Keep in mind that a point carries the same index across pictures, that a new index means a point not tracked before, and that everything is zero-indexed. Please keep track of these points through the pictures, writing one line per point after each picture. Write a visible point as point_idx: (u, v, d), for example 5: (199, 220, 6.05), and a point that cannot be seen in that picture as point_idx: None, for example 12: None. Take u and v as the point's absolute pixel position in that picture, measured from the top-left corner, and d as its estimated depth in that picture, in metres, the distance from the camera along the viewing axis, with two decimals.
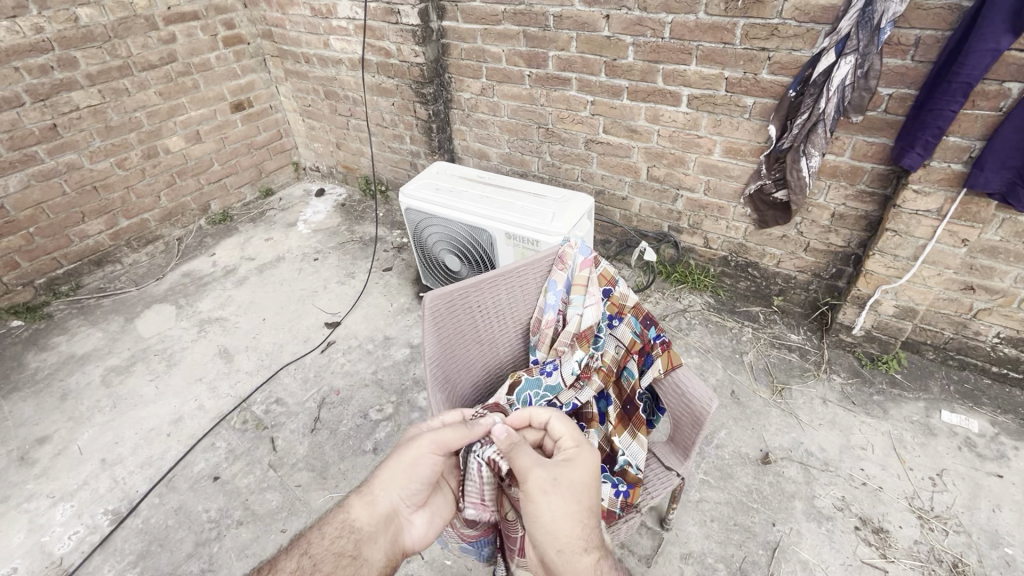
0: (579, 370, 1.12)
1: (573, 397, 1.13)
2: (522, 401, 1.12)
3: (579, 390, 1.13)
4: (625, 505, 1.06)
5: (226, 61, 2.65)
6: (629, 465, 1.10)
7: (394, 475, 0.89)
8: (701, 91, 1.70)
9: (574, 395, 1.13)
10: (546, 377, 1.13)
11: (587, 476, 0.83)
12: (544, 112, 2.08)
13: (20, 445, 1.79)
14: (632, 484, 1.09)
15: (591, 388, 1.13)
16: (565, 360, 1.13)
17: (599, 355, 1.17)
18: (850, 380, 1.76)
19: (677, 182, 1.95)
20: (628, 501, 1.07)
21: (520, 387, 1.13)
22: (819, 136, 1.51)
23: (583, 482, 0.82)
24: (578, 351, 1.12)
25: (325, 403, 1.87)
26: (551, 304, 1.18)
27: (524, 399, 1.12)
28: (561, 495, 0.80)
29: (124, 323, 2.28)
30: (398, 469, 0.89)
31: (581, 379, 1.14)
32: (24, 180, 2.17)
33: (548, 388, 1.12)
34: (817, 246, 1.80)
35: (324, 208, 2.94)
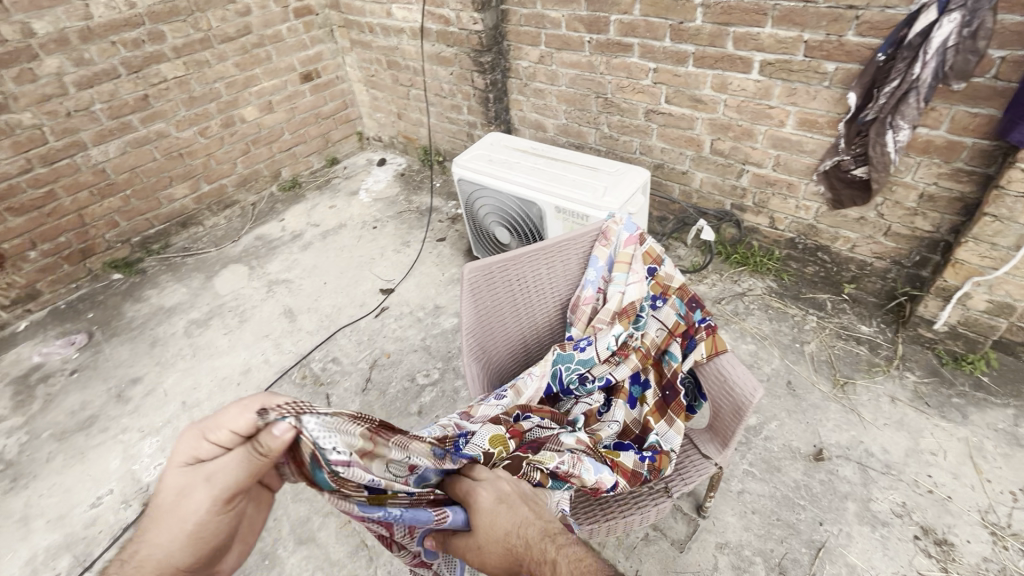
0: (615, 347, 1.09)
1: (607, 372, 1.11)
2: (552, 375, 1.12)
3: (613, 366, 1.11)
4: (652, 466, 1.03)
5: (296, 32, 2.74)
6: (660, 443, 1.07)
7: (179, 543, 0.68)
8: (776, 56, 1.55)
9: (608, 369, 1.11)
10: (580, 352, 1.11)
11: (489, 512, 0.78)
12: (603, 81, 2.00)
13: (118, 383, 2.03)
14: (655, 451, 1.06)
15: (627, 365, 1.11)
16: (600, 336, 1.10)
17: (639, 335, 1.13)
18: (925, 379, 1.61)
19: (743, 156, 1.82)
20: (656, 463, 1.03)
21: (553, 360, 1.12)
22: (910, 106, 1.34)
23: (496, 515, 0.78)
24: (617, 326, 1.09)
25: (376, 365, 1.96)
26: (591, 280, 1.15)
27: (557, 373, 1.12)
28: (490, 544, 0.76)
29: (204, 280, 2.49)
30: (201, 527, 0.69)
31: (617, 355, 1.11)
32: (121, 147, 2.38)
33: (581, 364, 1.10)
34: (900, 230, 1.63)
35: (385, 178, 3.02)
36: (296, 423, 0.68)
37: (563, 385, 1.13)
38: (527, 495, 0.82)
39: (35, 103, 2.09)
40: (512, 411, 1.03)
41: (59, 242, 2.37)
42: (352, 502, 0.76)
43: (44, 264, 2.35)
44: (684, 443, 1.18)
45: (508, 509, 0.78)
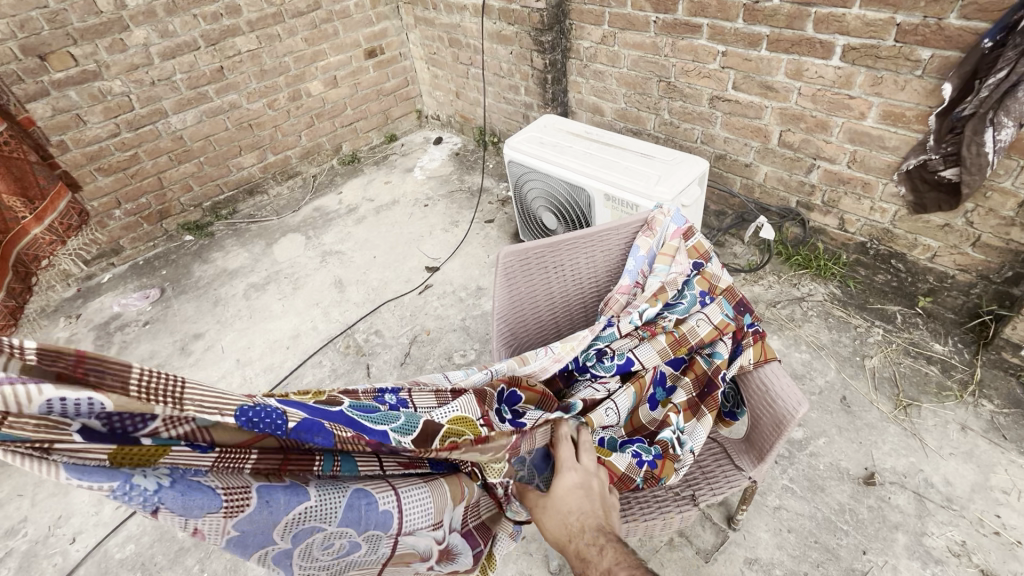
0: (639, 323, 1.03)
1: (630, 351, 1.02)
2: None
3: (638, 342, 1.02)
4: (651, 472, 0.92)
5: (363, 8, 2.79)
6: (672, 442, 0.95)
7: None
8: (862, 41, 1.41)
9: (631, 346, 1.02)
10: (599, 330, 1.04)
11: (568, 491, 0.81)
12: (667, 64, 1.90)
13: (182, 337, 2.19)
14: (660, 456, 0.94)
15: (653, 346, 1.01)
16: (624, 315, 1.04)
17: (674, 319, 1.04)
18: (1004, 409, 1.45)
19: (814, 150, 1.68)
20: (654, 472, 0.92)
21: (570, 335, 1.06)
22: (1018, 101, 1.18)
23: (569, 493, 0.81)
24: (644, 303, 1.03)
25: (415, 341, 2.00)
26: (630, 270, 1.09)
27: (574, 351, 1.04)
28: (554, 514, 0.79)
29: (265, 247, 2.62)
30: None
31: (644, 333, 1.03)
32: (198, 116, 2.53)
33: (600, 340, 1.03)
34: (991, 241, 1.45)
35: (440, 156, 3.05)
36: None
37: (578, 367, 1.04)
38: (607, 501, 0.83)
39: (125, 72, 2.25)
40: (497, 384, 0.96)
41: (140, 203, 2.56)
42: (56, 461, 0.53)
43: (127, 222, 2.56)
44: (717, 451, 1.12)
45: (586, 498, 0.80)
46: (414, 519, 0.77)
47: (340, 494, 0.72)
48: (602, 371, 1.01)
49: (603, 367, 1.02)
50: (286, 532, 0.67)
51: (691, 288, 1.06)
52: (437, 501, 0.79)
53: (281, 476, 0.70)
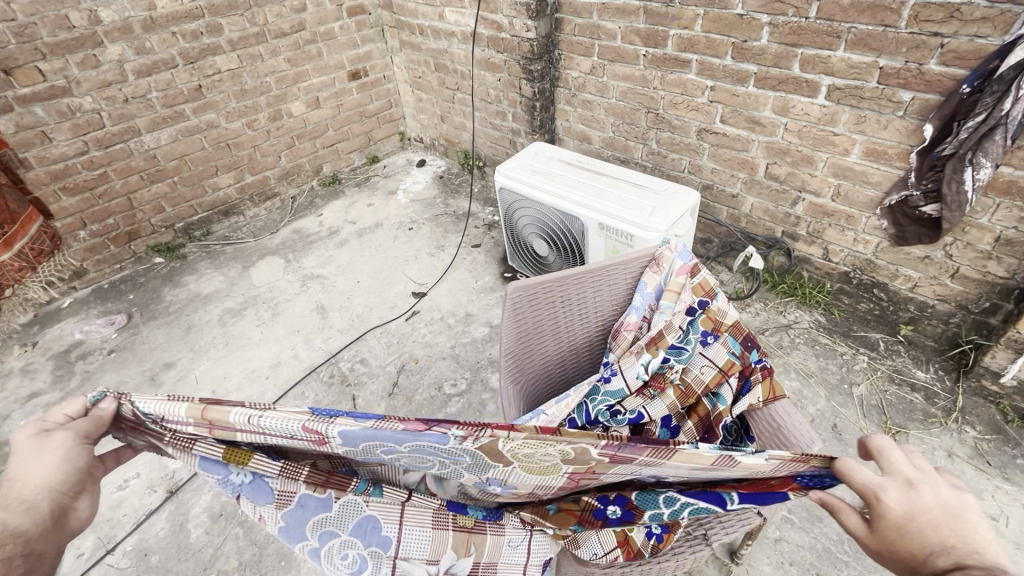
0: (644, 377, 1.06)
1: (640, 405, 1.07)
2: (578, 410, 1.10)
3: (648, 399, 1.08)
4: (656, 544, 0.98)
5: (348, 31, 2.77)
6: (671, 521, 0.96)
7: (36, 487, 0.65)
8: (846, 82, 1.47)
9: (642, 403, 1.08)
10: (606, 383, 1.09)
11: (901, 518, 0.60)
12: (656, 96, 1.94)
13: (152, 367, 2.07)
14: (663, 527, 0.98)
15: (663, 401, 1.06)
16: (629, 365, 1.07)
17: (680, 369, 1.06)
18: (986, 436, 1.50)
19: (799, 183, 1.73)
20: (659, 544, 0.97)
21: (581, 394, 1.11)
22: (995, 143, 1.25)
23: (901, 522, 0.59)
24: (646, 355, 1.06)
25: (404, 369, 1.94)
26: (637, 306, 1.11)
27: (584, 408, 1.10)
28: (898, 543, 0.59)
29: (241, 270, 2.52)
30: (7, 509, 0.63)
31: (652, 387, 1.07)
32: (173, 135, 2.44)
33: (608, 395, 1.08)
34: (969, 274, 1.51)
35: (424, 179, 3.03)
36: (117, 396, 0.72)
37: (592, 421, 1.09)
38: (949, 510, 0.58)
39: (96, 88, 2.15)
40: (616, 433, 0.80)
41: (107, 224, 2.43)
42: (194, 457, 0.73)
43: (92, 244, 2.42)
44: None
45: (934, 524, 0.58)
46: (410, 546, 0.83)
47: (360, 511, 0.81)
48: (621, 423, 1.08)
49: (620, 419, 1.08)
50: (314, 531, 0.80)
51: (694, 329, 1.07)
52: (434, 542, 0.85)
53: (321, 491, 0.80)
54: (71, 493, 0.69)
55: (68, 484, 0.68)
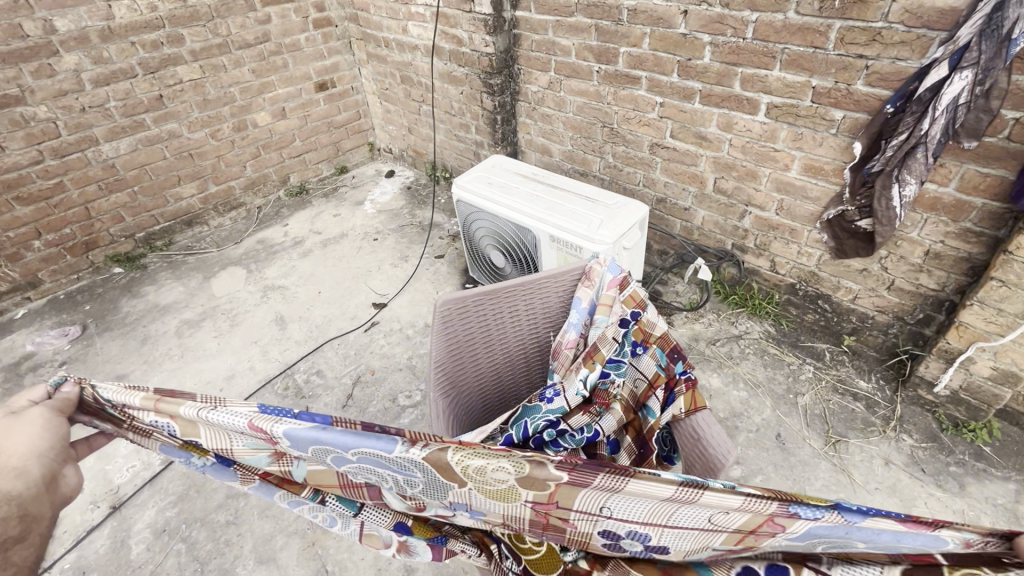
0: (586, 394, 0.99)
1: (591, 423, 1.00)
2: (516, 427, 0.98)
3: (596, 417, 1.01)
4: None
5: (314, 43, 2.78)
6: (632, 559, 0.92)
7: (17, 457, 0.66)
8: (783, 100, 1.52)
9: (590, 420, 1.00)
10: (547, 402, 1.01)
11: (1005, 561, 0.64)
12: (610, 111, 1.98)
13: (103, 380, 2.03)
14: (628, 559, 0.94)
15: (612, 417, 1.01)
16: (569, 382, 1.01)
17: (619, 382, 1.03)
18: (923, 444, 1.53)
19: (745, 198, 1.78)
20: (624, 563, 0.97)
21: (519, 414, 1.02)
22: (918, 161, 1.30)
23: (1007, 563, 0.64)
24: (584, 370, 1.01)
25: (359, 381, 1.93)
26: (574, 322, 1.09)
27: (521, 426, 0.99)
28: None
29: (202, 281, 2.50)
30: None
31: (599, 405, 1.01)
32: (132, 144, 2.42)
33: (549, 412, 0.99)
34: (904, 285, 1.56)
35: (392, 190, 3.03)
36: (75, 380, 0.76)
37: (529, 441, 0.98)
38: None
39: (52, 98, 2.13)
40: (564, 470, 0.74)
41: (63, 233, 2.39)
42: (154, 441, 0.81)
43: (47, 254, 2.38)
44: None
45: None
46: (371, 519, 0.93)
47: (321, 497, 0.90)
48: (569, 442, 0.98)
49: (567, 438, 0.98)
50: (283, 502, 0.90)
51: (628, 341, 1.06)
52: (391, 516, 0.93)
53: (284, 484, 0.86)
54: (58, 459, 0.71)
55: (56, 452, 0.70)
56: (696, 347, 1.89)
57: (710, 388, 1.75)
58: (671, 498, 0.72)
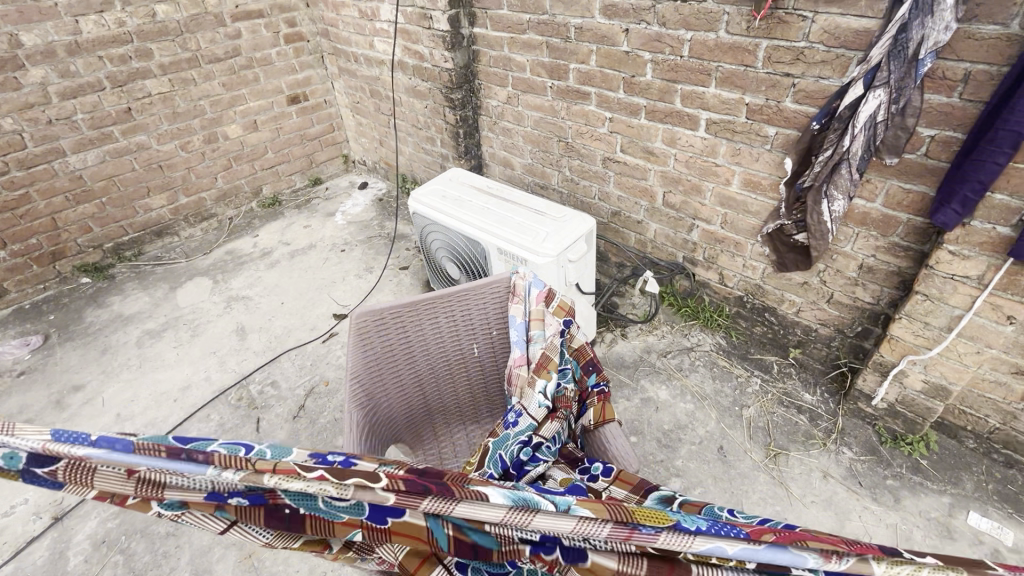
0: (548, 404, 1.04)
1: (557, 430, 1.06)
2: (494, 462, 1.01)
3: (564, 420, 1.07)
4: None
5: (286, 57, 2.83)
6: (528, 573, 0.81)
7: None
8: (721, 116, 1.55)
9: (559, 426, 1.06)
10: (513, 426, 1.05)
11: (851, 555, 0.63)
12: (564, 126, 2.01)
13: (59, 390, 2.03)
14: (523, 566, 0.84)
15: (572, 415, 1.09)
16: (530, 398, 1.05)
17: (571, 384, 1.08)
18: (862, 457, 1.53)
19: (693, 211, 1.80)
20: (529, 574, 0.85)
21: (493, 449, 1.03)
22: (843, 176, 1.33)
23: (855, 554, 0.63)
24: (540, 381, 1.05)
25: (313, 392, 1.94)
26: (518, 341, 1.08)
27: (499, 459, 1.01)
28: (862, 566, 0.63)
29: (168, 291, 2.51)
30: None
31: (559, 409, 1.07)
32: (100, 156, 2.44)
33: (520, 433, 1.03)
34: (842, 299, 1.58)
35: (363, 202, 3.06)
36: None
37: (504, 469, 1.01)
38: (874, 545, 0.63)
39: (17, 110, 2.17)
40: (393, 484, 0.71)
41: (29, 244, 2.41)
42: None
43: (13, 264, 2.40)
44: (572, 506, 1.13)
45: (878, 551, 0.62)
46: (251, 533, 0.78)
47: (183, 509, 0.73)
48: (547, 454, 1.03)
49: (543, 451, 1.03)
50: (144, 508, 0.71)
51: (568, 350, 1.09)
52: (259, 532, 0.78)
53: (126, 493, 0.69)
54: None
55: None
56: (647, 359, 1.90)
57: (657, 400, 1.75)
58: (500, 520, 0.71)
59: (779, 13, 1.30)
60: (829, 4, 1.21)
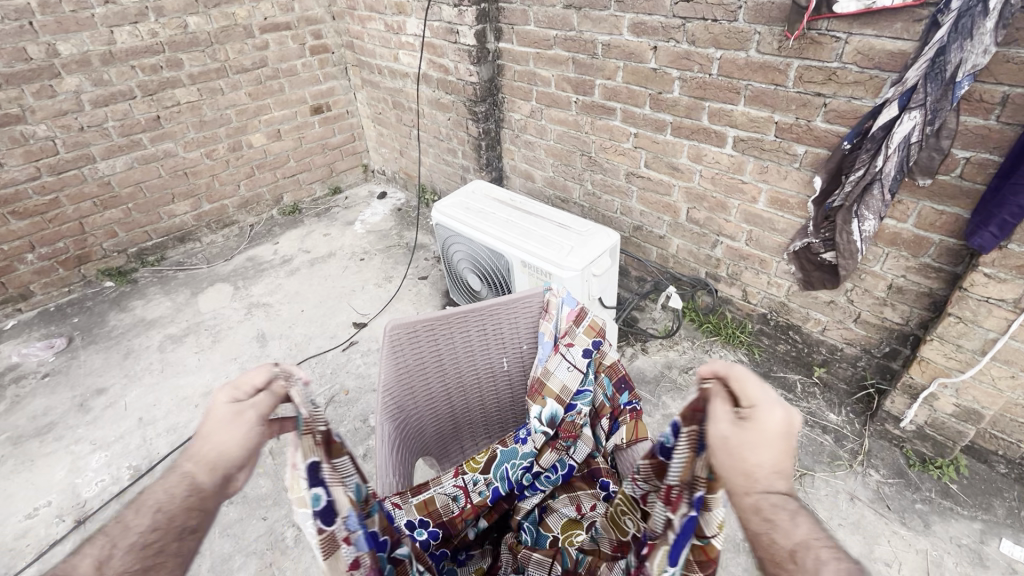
0: (546, 430, 1.06)
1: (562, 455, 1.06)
2: (500, 477, 1.04)
3: (566, 451, 1.06)
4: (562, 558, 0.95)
5: (310, 68, 2.88)
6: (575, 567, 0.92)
7: (232, 452, 0.72)
8: (748, 134, 1.55)
9: (561, 456, 1.06)
10: (520, 446, 1.07)
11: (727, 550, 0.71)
12: (587, 140, 2.02)
13: (83, 393, 2.05)
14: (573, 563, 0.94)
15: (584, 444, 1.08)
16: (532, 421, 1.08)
17: (582, 410, 1.07)
18: (890, 479, 1.51)
19: (717, 227, 1.80)
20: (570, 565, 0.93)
21: (498, 462, 1.05)
22: (874, 197, 1.32)
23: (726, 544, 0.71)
24: (535, 407, 1.07)
25: (333, 401, 1.94)
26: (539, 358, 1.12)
27: (503, 475, 1.04)
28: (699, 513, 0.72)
29: (189, 296, 2.54)
30: (197, 466, 0.71)
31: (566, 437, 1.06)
32: (129, 162, 2.49)
33: (524, 457, 1.05)
34: (869, 318, 1.57)
35: (382, 211, 3.09)
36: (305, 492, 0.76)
37: (512, 487, 1.04)
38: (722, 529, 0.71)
39: (52, 117, 2.22)
40: None
41: (57, 247, 2.45)
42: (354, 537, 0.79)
43: (40, 266, 2.44)
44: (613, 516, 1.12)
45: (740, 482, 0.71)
46: None
47: None
48: (546, 483, 1.05)
49: (542, 480, 1.05)
50: None
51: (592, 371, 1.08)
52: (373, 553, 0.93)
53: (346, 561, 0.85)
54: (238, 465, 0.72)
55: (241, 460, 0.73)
56: (668, 375, 1.89)
57: (679, 417, 1.74)
58: None
59: (811, 34, 1.31)
60: (864, 26, 1.22)
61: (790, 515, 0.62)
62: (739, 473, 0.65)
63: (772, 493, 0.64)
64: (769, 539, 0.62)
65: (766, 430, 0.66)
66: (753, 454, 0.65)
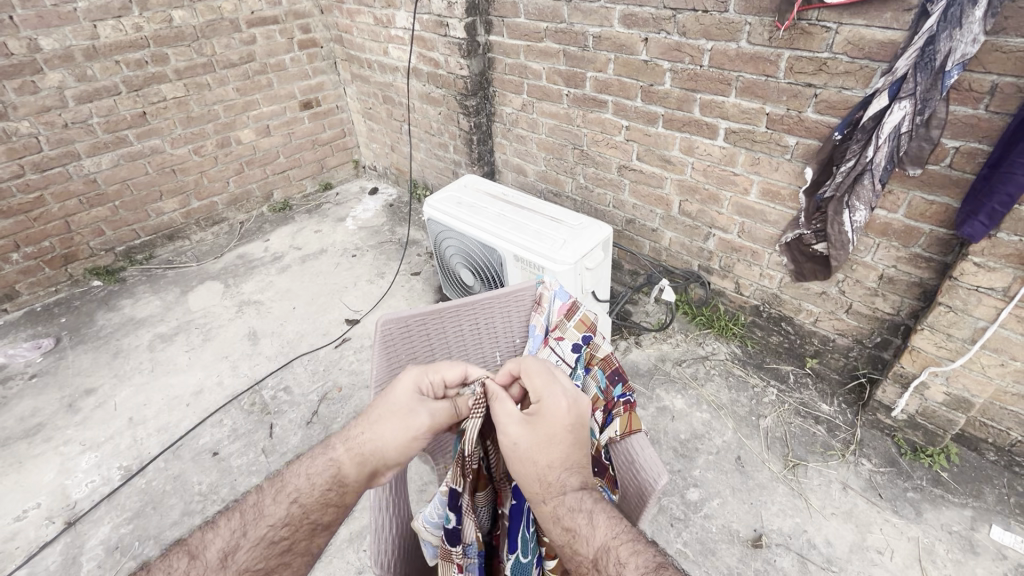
0: None
1: None
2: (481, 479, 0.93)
3: None
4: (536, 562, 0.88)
5: (299, 63, 2.85)
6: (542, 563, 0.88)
7: (390, 451, 0.81)
8: (740, 126, 1.55)
9: None
10: None
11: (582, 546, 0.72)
12: (579, 134, 2.01)
13: (71, 394, 2.02)
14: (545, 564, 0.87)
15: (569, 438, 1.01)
16: None
17: None
18: (882, 468, 1.52)
19: (709, 220, 1.80)
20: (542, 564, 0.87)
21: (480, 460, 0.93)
22: (864, 187, 1.34)
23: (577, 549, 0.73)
24: None
25: (326, 398, 1.93)
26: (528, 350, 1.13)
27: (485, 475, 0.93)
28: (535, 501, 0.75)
29: (179, 294, 2.51)
30: (374, 437, 0.82)
31: None
32: (115, 159, 2.45)
33: None
34: (861, 309, 1.57)
35: (374, 207, 3.07)
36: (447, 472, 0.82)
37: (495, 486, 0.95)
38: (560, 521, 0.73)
39: (34, 113, 2.18)
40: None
41: (43, 246, 2.42)
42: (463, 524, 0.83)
43: (26, 266, 2.40)
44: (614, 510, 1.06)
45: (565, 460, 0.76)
46: None
47: None
48: None
49: None
50: None
51: (581, 365, 1.06)
52: None
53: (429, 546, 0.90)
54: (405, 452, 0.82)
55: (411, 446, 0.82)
56: (662, 368, 1.89)
57: (673, 410, 1.74)
58: None
59: (802, 24, 1.30)
60: (855, 15, 1.21)
61: (587, 518, 0.73)
62: (535, 478, 0.75)
63: (563, 492, 0.74)
64: (573, 549, 0.72)
65: (553, 425, 0.77)
66: (539, 457, 0.75)
